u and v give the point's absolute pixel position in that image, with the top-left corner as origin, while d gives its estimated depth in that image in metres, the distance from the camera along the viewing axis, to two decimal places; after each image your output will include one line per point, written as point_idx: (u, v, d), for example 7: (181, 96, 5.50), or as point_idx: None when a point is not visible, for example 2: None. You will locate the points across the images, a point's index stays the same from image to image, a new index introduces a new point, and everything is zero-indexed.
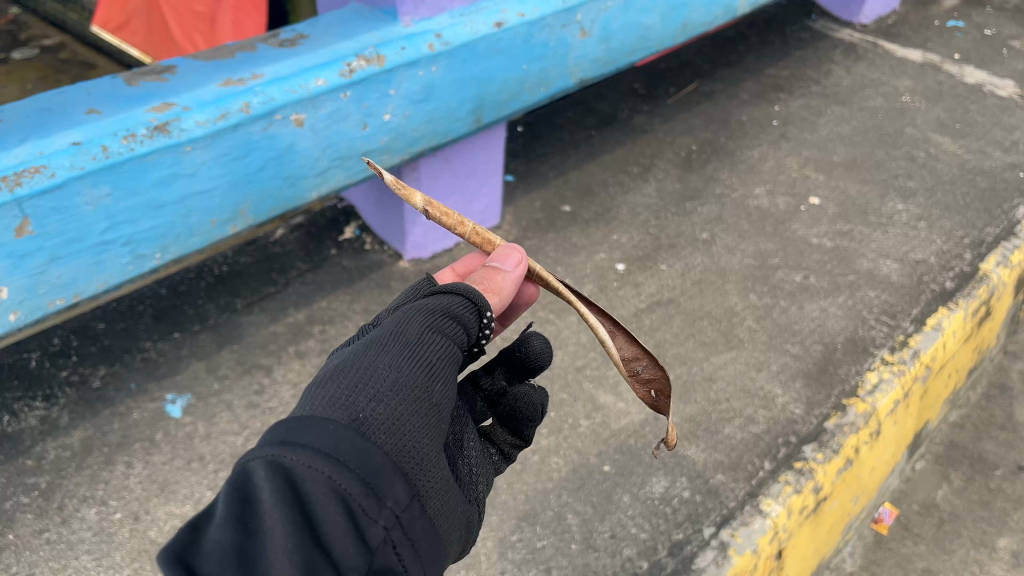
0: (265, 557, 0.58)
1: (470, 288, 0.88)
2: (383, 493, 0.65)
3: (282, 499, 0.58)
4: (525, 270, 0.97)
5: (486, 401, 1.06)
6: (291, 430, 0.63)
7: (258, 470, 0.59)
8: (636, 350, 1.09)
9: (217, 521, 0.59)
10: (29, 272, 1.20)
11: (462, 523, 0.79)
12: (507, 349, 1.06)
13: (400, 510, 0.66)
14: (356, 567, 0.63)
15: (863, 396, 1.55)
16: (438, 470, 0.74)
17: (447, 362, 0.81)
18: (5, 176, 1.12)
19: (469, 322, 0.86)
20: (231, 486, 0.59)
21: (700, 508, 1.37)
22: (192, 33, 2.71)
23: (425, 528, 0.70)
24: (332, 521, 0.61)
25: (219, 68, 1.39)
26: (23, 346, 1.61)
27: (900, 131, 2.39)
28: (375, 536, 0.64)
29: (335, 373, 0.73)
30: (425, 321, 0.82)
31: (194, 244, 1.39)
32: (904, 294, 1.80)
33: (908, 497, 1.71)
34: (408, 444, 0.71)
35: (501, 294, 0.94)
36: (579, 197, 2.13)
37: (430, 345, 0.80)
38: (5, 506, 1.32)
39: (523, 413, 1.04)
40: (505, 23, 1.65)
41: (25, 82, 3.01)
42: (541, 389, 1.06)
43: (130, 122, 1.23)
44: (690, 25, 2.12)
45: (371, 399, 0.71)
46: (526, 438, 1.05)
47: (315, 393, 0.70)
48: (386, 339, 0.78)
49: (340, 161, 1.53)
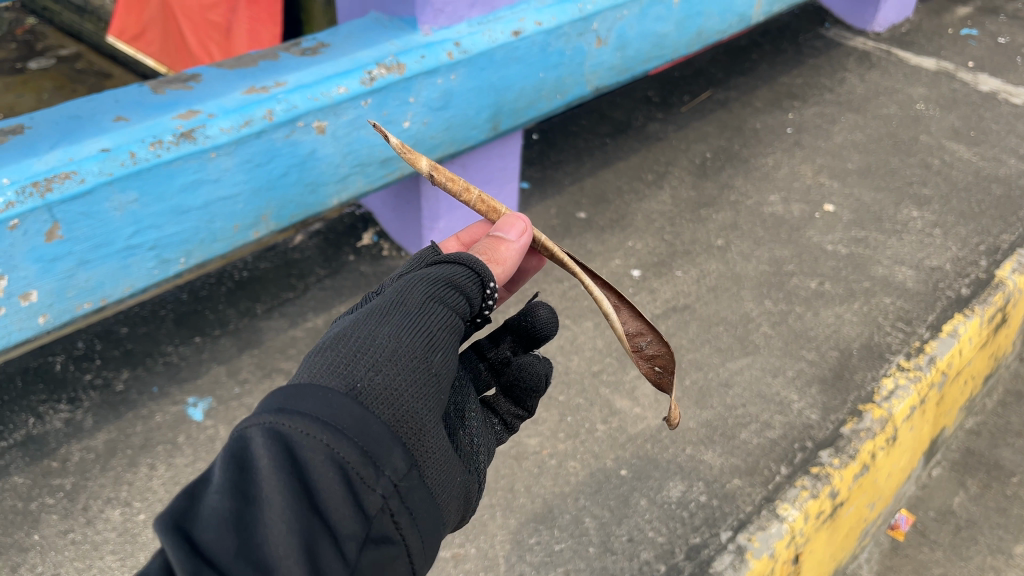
0: (265, 525, 0.58)
1: (473, 258, 0.89)
2: (380, 462, 0.65)
3: (281, 467, 0.58)
4: (529, 241, 0.98)
5: (489, 368, 1.08)
6: (289, 398, 0.63)
7: (257, 437, 0.59)
8: (639, 323, 1.10)
9: (214, 487, 0.58)
10: (59, 275, 1.22)
11: (461, 493, 0.79)
12: (514, 319, 1.07)
13: (398, 479, 0.66)
14: (355, 536, 0.62)
15: (879, 402, 1.55)
16: (437, 440, 0.74)
17: (448, 331, 0.81)
18: (36, 182, 1.15)
19: (471, 293, 0.87)
20: (228, 454, 0.59)
21: (717, 512, 1.38)
22: (207, 43, 2.75)
23: (422, 497, 0.70)
24: (331, 488, 0.61)
25: (242, 77, 1.42)
26: (48, 350, 1.64)
27: (915, 138, 2.39)
28: (373, 504, 0.64)
29: (334, 341, 0.73)
30: (427, 290, 0.82)
31: (217, 248, 1.41)
32: (920, 300, 1.81)
33: (925, 503, 1.71)
34: (407, 411, 0.71)
35: (508, 265, 0.95)
36: (594, 204, 2.14)
37: (431, 314, 0.80)
38: (31, 507, 1.34)
39: (527, 383, 1.00)
40: (522, 32, 1.67)
41: (41, 91, 3.04)
42: (544, 358, 1.03)
43: (157, 129, 1.26)
44: (705, 33, 2.13)
45: (370, 367, 0.71)
46: (529, 408, 1.02)
47: (314, 360, 0.70)
48: (386, 308, 0.79)
49: (360, 168, 1.55)
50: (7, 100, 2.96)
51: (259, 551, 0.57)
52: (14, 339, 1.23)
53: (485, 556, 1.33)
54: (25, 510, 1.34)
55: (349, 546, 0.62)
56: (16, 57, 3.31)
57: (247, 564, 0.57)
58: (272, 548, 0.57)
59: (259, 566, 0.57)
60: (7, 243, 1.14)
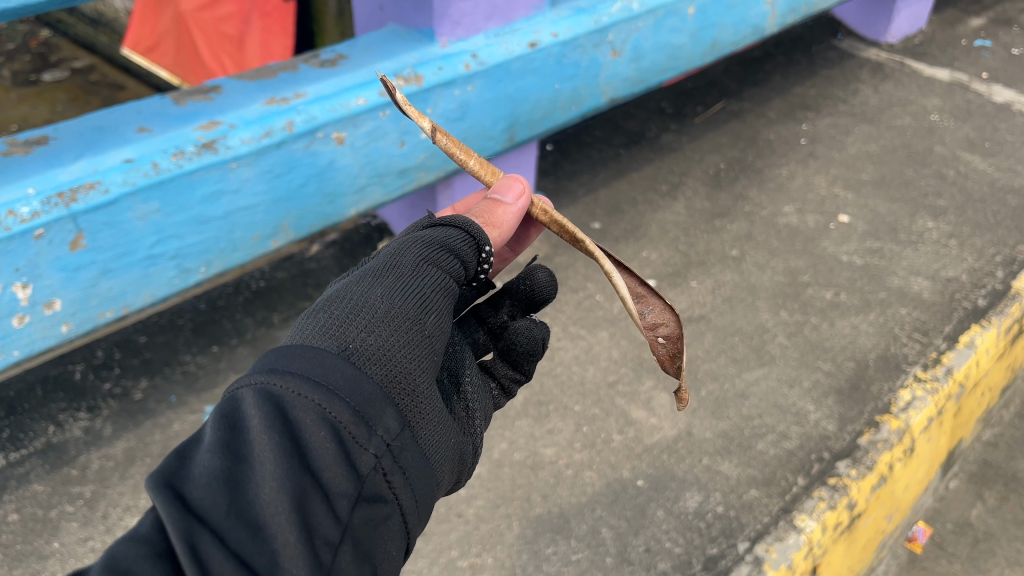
0: (255, 482, 0.59)
1: (468, 222, 0.91)
2: (372, 422, 0.68)
3: (271, 428, 0.61)
4: (528, 202, 1.00)
5: (489, 333, 1.09)
6: (280, 359, 0.66)
7: (248, 397, 0.62)
8: (641, 288, 1.06)
9: (206, 447, 0.59)
10: (82, 284, 1.24)
11: (453, 454, 0.82)
12: (514, 283, 1.08)
13: (390, 439, 0.70)
14: (347, 494, 0.64)
15: (896, 413, 1.54)
16: (429, 401, 0.77)
17: (442, 294, 0.84)
18: (62, 192, 1.16)
19: (466, 256, 0.89)
20: (220, 414, 0.61)
21: (735, 523, 1.38)
22: (220, 55, 2.79)
23: (415, 457, 0.73)
24: (323, 447, 0.63)
25: (262, 88, 1.43)
26: (68, 358, 1.65)
27: (929, 149, 2.39)
28: (366, 463, 0.67)
29: (329, 303, 0.76)
30: (420, 252, 0.85)
31: (237, 257, 1.42)
32: (936, 311, 1.80)
33: (942, 515, 1.70)
34: (398, 371, 0.74)
35: (505, 226, 0.96)
36: (608, 214, 2.15)
37: (424, 277, 0.83)
38: (51, 515, 1.35)
39: (523, 347, 1.02)
40: (538, 44, 1.68)
41: (56, 103, 3.07)
42: (542, 322, 1.04)
43: (179, 140, 1.27)
44: (719, 44, 2.13)
45: (362, 329, 0.74)
46: (526, 371, 1.04)
47: (308, 321, 0.73)
48: (379, 271, 0.82)
49: (378, 178, 1.56)
50: (21, 111, 2.98)
51: (252, 509, 0.58)
52: (38, 348, 1.24)
53: (502, 567, 1.33)
54: (45, 518, 1.35)
55: (341, 504, 0.64)
56: (30, 68, 3.33)
57: (239, 521, 0.57)
58: (263, 506, 0.58)
59: (250, 523, 0.57)
60: (31, 252, 1.15)
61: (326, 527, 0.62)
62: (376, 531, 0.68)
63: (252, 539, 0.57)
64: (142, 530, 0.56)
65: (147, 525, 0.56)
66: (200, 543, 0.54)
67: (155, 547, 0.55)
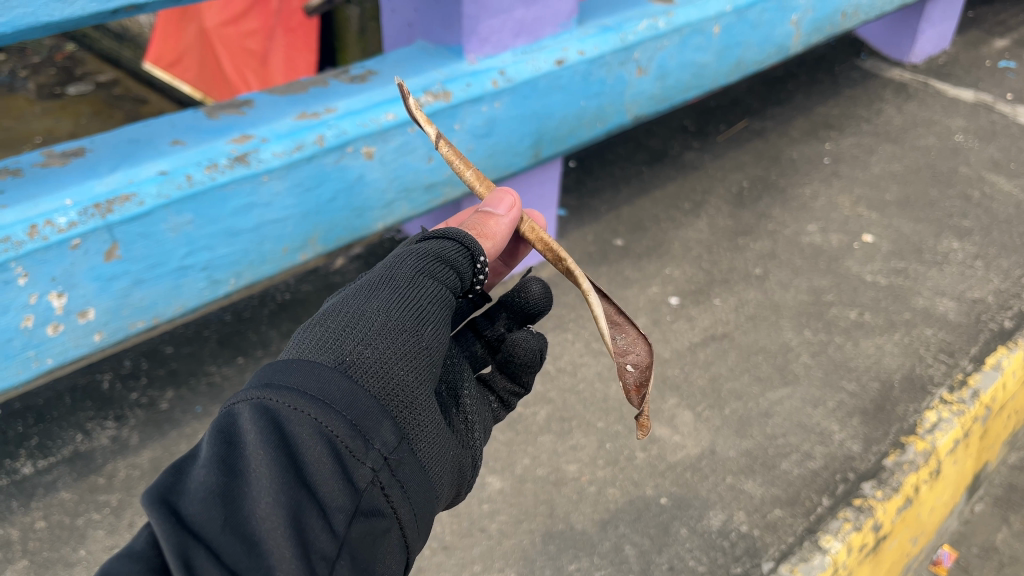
0: (252, 497, 0.59)
1: (461, 232, 0.91)
2: (370, 435, 0.68)
3: (267, 441, 0.61)
4: (519, 216, 1.00)
5: (487, 346, 1.08)
6: (276, 373, 0.67)
7: (245, 411, 0.63)
8: (616, 313, 1.01)
9: (201, 462, 0.59)
10: (114, 294, 1.25)
11: (453, 466, 0.82)
12: (509, 296, 1.07)
13: (388, 452, 0.70)
14: (344, 508, 0.64)
15: (922, 434, 1.53)
16: (428, 413, 0.77)
17: (439, 305, 0.85)
18: (98, 204, 1.18)
19: (462, 268, 0.89)
20: (216, 430, 0.61)
21: (759, 542, 1.37)
22: (243, 69, 2.83)
23: (414, 471, 0.73)
24: (319, 461, 0.63)
25: (293, 103, 1.45)
26: (96, 368, 1.67)
27: (954, 170, 2.38)
28: (363, 477, 0.67)
29: (325, 317, 0.77)
30: (417, 265, 0.86)
31: (265, 270, 1.43)
32: (962, 333, 1.79)
33: (967, 539, 1.66)
34: (396, 384, 0.74)
35: (498, 237, 0.96)
36: (631, 231, 2.16)
37: (421, 288, 0.84)
38: (78, 522, 1.36)
39: (521, 360, 1.01)
40: (565, 61, 1.69)
41: (79, 116, 3.10)
42: (539, 333, 1.03)
43: (212, 153, 1.29)
44: (744, 64, 2.14)
45: (359, 341, 0.75)
46: (525, 384, 1.03)
47: (304, 335, 0.74)
48: (376, 282, 0.83)
49: (405, 194, 1.57)
50: (46, 123, 3.02)
51: (248, 524, 0.58)
52: (71, 356, 1.26)
53: None
54: (72, 525, 1.36)
55: (338, 518, 0.64)
56: (55, 82, 3.38)
57: (235, 536, 0.57)
58: (259, 520, 0.58)
59: (246, 538, 0.57)
60: (67, 262, 1.18)
61: (323, 542, 0.61)
62: (375, 545, 0.68)
63: (246, 554, 0.57)
64: (137, 547, 0.55)
65: (142, 542, 0.56)
66: (193, 558, 0.54)
67: (150, 564, 0.55)
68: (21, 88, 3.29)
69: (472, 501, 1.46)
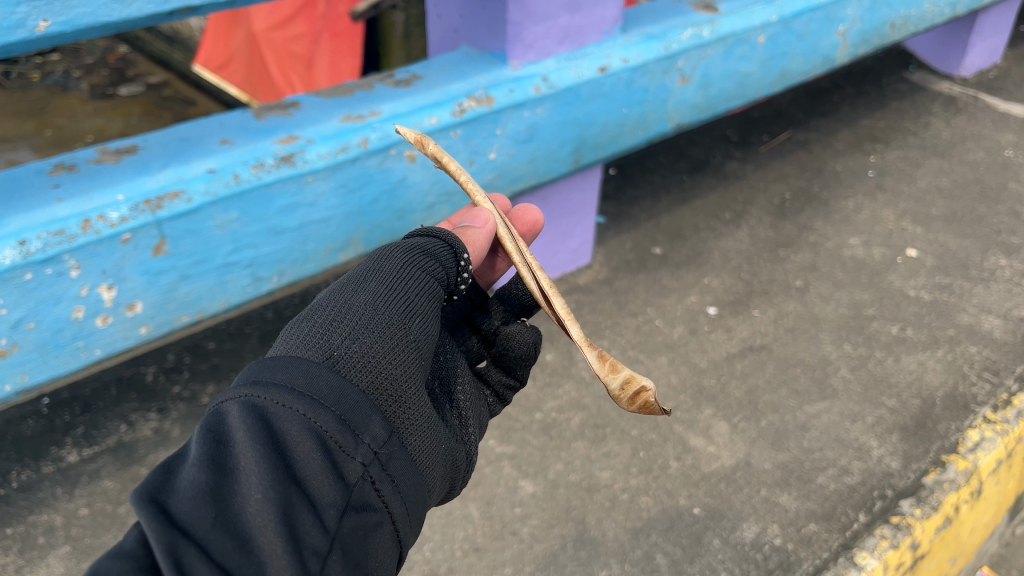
0: (242, 495, 0.59)
1: (445, 231, 0.93)
2: (359, 431, 0.70)
3: (256, 439, 0.62)
4: (498, 228, 0.98)
5: (483, 340, 1.09)
6: (263, 372, 0.68)
7: (233, 410, 0.64)
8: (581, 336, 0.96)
9: (191, 462, 0.60)
10: (161, 288, 1.28)
11: (445, 460, 0.83)
12: (507, 288, 1.08)
13: (378, 447, 0.71)
14: (334, 503, 0.65)
15: (964, 453, 1.49)
16: (419, 407, 0.79)
17: (428, 298, 0.87)
18: (149, 200, 1.22)
19: (446, 262, 0.91)
20: (205, 429, 0.62)
21: (793, 556, 1.36)
22: (289, 74, 2.88)
23: (404, 464, 0.74)
24: (308, 457, 0.64)
25: (339, 105, 1.48)
26: (141, 360, 1.72)
27: (1003, 185, 2.34)
28: (353, 472, 0.68)
29: (314, 311, 0.79)
30: (404, 257, 0.88)
31: (308, 269, 1.45)
32: (1007, 351, 1.76)
33: (1007, 562, 1.62)
34: (383, 379, 0.76)
35: (476, 246, 0.94)
36: (670, 239, 2.16)
37: (411, 282, 0.86)
38: (120, 510, 1.40)
39: (517, 353, 1.00)
40: (609, 68, 1.70)
41: (130, 116, 3.17)
42: (533, 327, 1.03)
43: (259, 152, 1.32)
44: (790, 74, 2.12)
45: (347, 337, 0.76)
46: (519, 377, 1.04)
47: (292, 331, 0.75)
48: (364, 276, 0.85)
49: (446, 197, 1.58)
50: (96, 123, 3.10)
51: (238, 521, 0.58)
52: (118, 347, 1.29)
53: None
54: (114, 513, 1.39)
55: (328, 513, 0.64)
56: (107, 82, 3.45)
57: (225, 533, 0.57)
58: (249, 517, 0.58)
59: (237, 535, 0.57)
60: (117, 256, 1.21)
61: (314, 537, 0.62)
62: (367, 540, 0.69)
63: (237, 551, 0.57)
64: (126, 546, 0.55)
65: (132, 541, 0.56)
66: (184, 555, 0.54)
67: (139, 562, 0.55)
68: (75, 88, 3.38)
69: (505, 504, 1.47)
